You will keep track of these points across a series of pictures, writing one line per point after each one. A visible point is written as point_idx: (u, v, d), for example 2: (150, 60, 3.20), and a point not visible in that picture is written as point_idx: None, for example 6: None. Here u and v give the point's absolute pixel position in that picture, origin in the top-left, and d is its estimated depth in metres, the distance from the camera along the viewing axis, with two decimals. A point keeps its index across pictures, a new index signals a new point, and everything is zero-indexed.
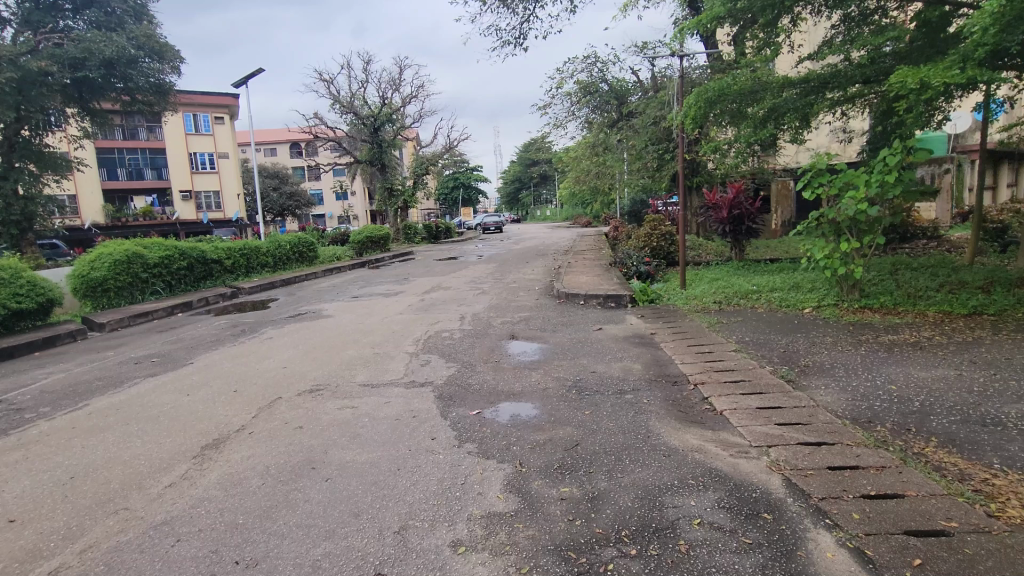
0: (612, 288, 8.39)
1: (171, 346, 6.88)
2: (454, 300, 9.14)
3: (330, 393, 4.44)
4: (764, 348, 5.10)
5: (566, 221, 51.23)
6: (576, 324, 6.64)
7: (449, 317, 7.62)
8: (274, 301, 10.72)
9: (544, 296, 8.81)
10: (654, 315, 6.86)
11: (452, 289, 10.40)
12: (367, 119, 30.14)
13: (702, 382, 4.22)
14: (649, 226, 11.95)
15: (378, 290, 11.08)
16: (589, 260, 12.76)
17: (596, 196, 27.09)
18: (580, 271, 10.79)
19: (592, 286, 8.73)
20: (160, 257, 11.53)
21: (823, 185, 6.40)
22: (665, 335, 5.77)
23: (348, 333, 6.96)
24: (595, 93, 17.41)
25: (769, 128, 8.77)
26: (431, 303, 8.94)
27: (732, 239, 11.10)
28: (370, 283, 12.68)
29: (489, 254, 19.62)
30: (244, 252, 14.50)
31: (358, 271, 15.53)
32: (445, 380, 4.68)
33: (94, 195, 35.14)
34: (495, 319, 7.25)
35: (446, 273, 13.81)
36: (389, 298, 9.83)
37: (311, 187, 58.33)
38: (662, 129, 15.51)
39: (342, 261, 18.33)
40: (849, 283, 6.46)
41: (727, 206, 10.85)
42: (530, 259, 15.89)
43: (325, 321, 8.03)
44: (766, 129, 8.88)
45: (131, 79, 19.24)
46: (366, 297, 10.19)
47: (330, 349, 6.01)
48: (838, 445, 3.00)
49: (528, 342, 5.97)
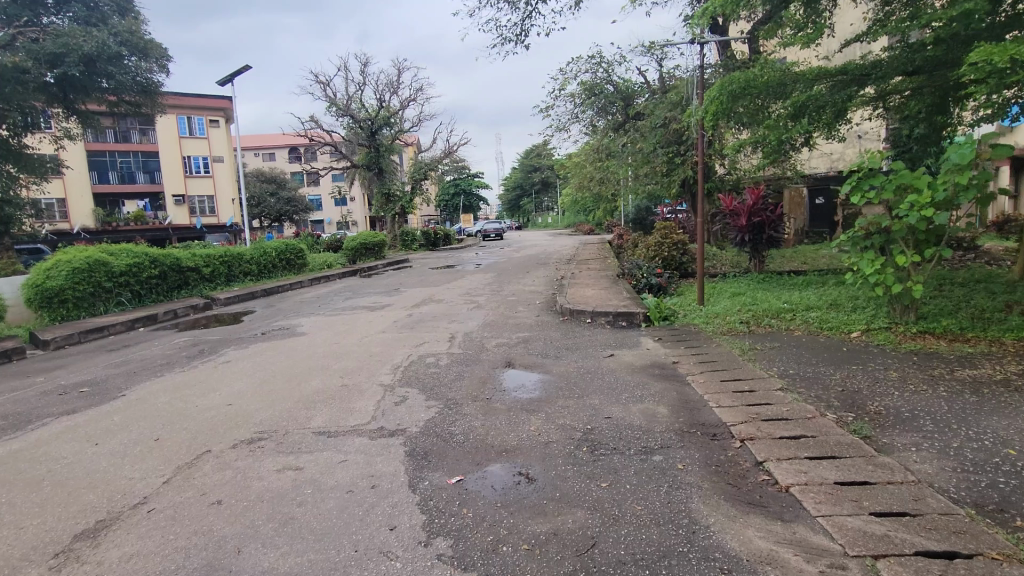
0: (622, 304, 7.45)
1: (112, 370, 5.94)
2: (446, 315, 8.20)
3: (273, 447, 3.48)
4: (817, 387, 4.12)
5: (567, 229, 50.54)
6: (582, 349, 5.68)
7: (437, 337, 6.66)
8: (249, 314, 9.78)
9: (546, 312, 7.88)
10: (673, 339, 5.92)
11: (444, 303, 9.46)
12: (364, 122, 29.31)
13: (751, 438, 3.26)
14: (660, 234, 11.00)
15: (364, 303, 10.15)
16: (594, 270, 11.84)
17: (600, 203, 26.25)
18: (585, 283, 9.84)
19: (599, 302, 7.76)
20: (128, 264, 10.63)
21: (874, 188, 5.44)
22: (692, 365, 4.82)
23: (318, 356, 6.00)
24: (600, 94, 16.53)
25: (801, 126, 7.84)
26: (419, 319, 7.99)
27: (752, 249, 10.15)
28: (358, 293, 11.75)
29: (487, 262, 18.69)
30: (224, 260, 13.62)
31: (349, 280, 14.64)
32: (420, 426, 3.72)
33: (83, 201, 34.38)
34: (489, 341, 6.29)
35: (439, 283, 12.86)
36: (374, 313, 8.87)
37: (309, 193, 57.62)
38: (672, 131, 14.60)
39: (333, 269, 17.43)
40: (904, 303, 5.50)
41: (746, 213, 9.89)
42: (530, 269, 15.00)
43: (297, 340, 7.07)
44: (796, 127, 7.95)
45: (114, 78, 18.42)
46: (349, 311, 9.25)
47: (291, 379, 5.05)
48: (979, 562, 2.03)
49: (527, 372, 5.01)
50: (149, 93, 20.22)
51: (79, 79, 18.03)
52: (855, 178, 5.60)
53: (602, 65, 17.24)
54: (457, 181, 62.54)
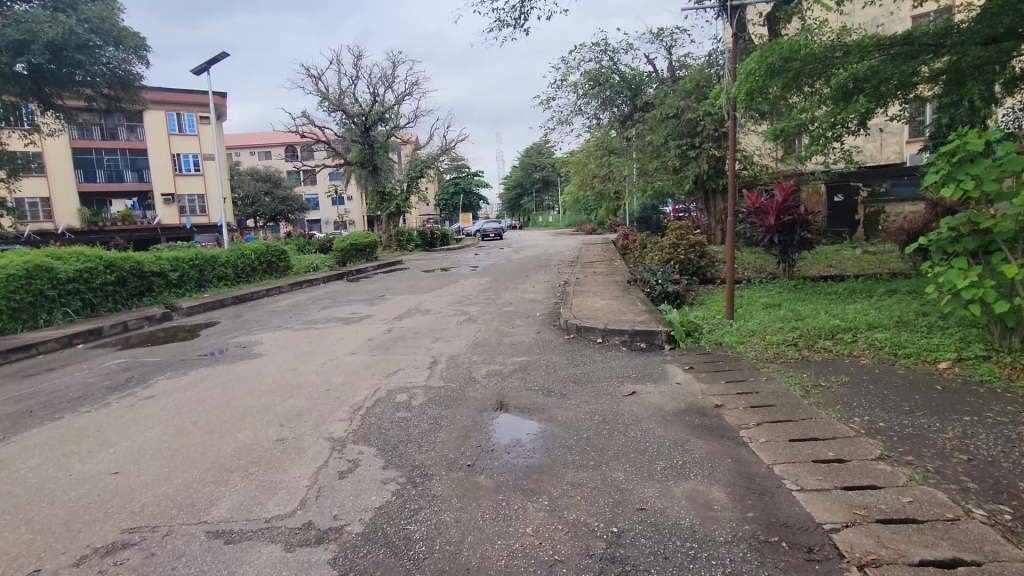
0: (637, 319, 6.27)
1: (7, 406, 4.78)
2: (432, 330, 7.03)
3: (135, 567, 2.29)
4: (933, 456, 2.91)
5: (569, 229, 49.26)
6: (594, 383, 4.48)
7: (416, 363, 5.47)
8: (209, 328, 8.62)
9: (548, 327, 6.70)
10: (706, 367, 4.73)
11: (430, 314, 8.29)
12: (357, 117, 28.13)
13: (873, 562, 2.06)
14: (674, 235, 9.82)
15: (342, 313, 8.98)
16: (602, 275, 10.66)
17: (603, 201, 25.05)
18: (591, 291, 8.67)
19: (609, 315, 6.57)
20: (77, 270, 9.47)
21: (972, 177, 4.21)
22: (745, 414, 3.61)
23: (265, 389, 4.82)
24: (605, 83, 15.29)
25: (849, 108, 6.58)
26: (398, 336, 6.81)
27: (781, 251, 8.94)
28: (339, 301, 10.56)
29: (485, 264, 17.53)
30: (196, 263, 12.47)
31: (332, 285, 13.47)
32: (364, 525, 2.52)
33: (69, 199, 33.52)
34: (478, 369, 5.10)
35: (430, 289, 11.66)
36: (349, 327, 7.68)
37: (306, 192, 56.45)
38: (685, 122, 13.09)
39: (319, 272, 16.26)
40: (1007, 325, 4.30)
41: (775, 210, 8.65)
42: (531, 272, 13.82)
43: (249, 363, 5.91)
44: (842, 109, 6.70)
45: (85, 69, 17.30)
46: (321, 324, 8.06)
47: (216, 428, 3.87)
48: None
49: (523, 419, 3.82)
50: (124, 85, 19.08)
51: (47, 70, 16.86)
52: (942, 165, 4.39)
53: (607, 53, 16.03)
54: (456, 180, 61.37)
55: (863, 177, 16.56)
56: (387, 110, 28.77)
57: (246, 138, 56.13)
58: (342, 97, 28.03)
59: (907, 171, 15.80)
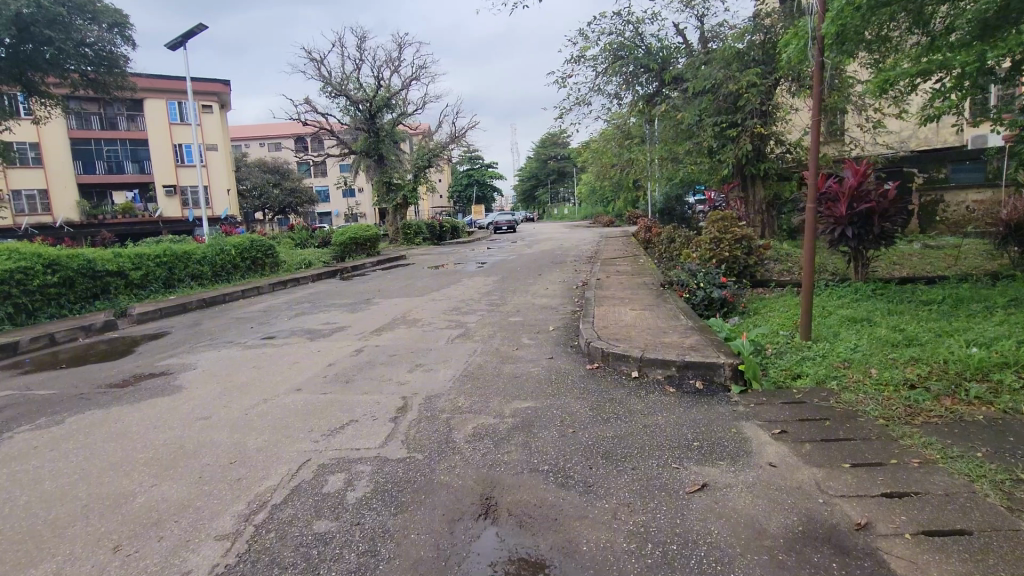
0: (685, 340, 4.61)
1: None
2: (412, 352, 5.43)
3: None
4: None
5: (586, 220, 47.72)
6: (633, 459, 2.86)
7: (376, 410, 3.87)
8: (152, 342, 7.13)
9: (563, 350, 5.10)
10: (805, 426, 3.11)
11: (416, 327, 6.69)
12: (361, 103, 26.62)
13: None
14: (715, 225, 8.09)
15: (313, 322, 7.41)
16: (627, 275, 9.04)
17: (621, 192, 23.25)
18: (618, 296, 7.05)
19: (642, 333, 4.95)
20: (6, 271, 8.04)
21: None
22: (922, 558, 1.97)
23: (143, 457, 3.27)
24: (627, 55, 13.50)
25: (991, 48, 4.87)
26: (366, 359, 5.22)
27: (852, 247, 7.24)
28: (318, 305, 9.03)
29: (492, 261, 15.84)
30: (164, 262, 11.03)
31: (321, 285, 11.97)
32: None
33: (68, 191, 32.46)
34: (462, 426, 3.50)
35: (428, 290, 10.10)
36: (313, 345, 6.10)
37: (316, 184, 55.24)
38: (721, 97, 11.36)
39: (311, 269, 14.81)
40: None
41: (846, 197, 6.94)
42: (545, 270, 12.24)
43: (158, 402, 4.37)
44: (981, 48, 5.05)
45: (58, 47, 15.84)
46: (282, 339, 6.49)
47: (5, 553, 2.32)
48: None
49: (518, 548, 2.21)
50: (104, 67, 17.62)
51: (16, 50, 15.47)
52: None
53: (629, 24, 14.26)
54: (468, 172, 59.81)
55: (916, 162, 14.47)
56: (392, 96, 27.18)
57: (255, 129, 54.93)
58: (346, 82, 26.59)
59: (971, 154, 13.82)
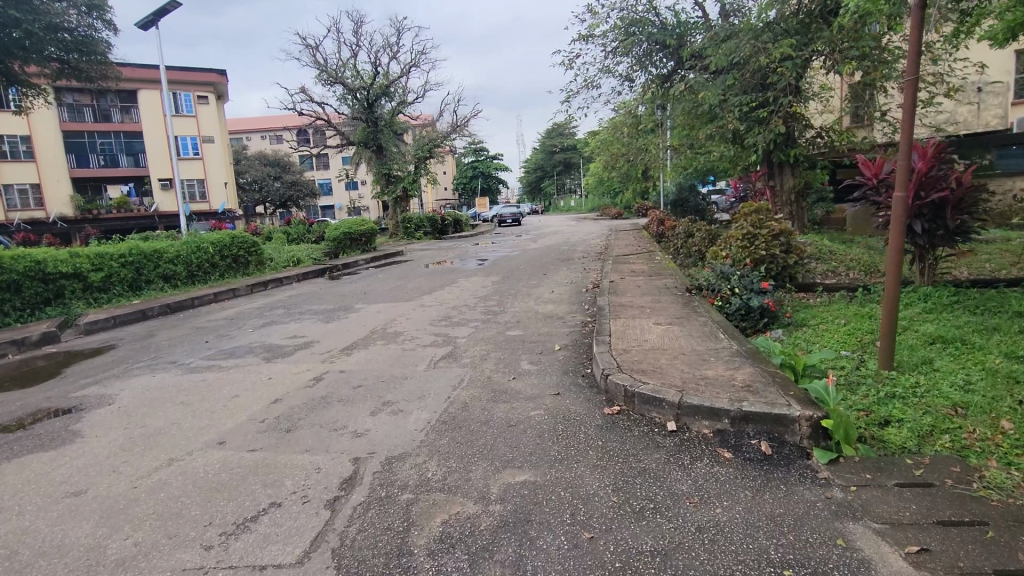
0: (734, 373, 3.50)
1: None
2: (382, 381, 4.33)
3: None
4: None
5: (593, 213, 46.71)
6: None
7: (313, 483, 2.76)
8: (89, 361, 6.04)
9: (573, 381, 4.00)
10: (955, 541, 2.00)
11: (395, 343, 5.58)
12: (359, 91, 25.51)
13: None
14: (747, 219, 7.01)
15: (278, 336, 6.31)
16: (644, 277, 7.92)
17: (630, 183, 22.07)
18: (638, 304, 5.93)
19: (676, 361, 3.85)
20: None
21: None
22: None
23: None
24: (641, 30, 12.24)
25: None
26: (322, 393, 4.10)
27: (919, 244, 6.06)
28: (294, 311, 7.93)
29: (494, 257, 14.77)
30: (130, 261, 9.98)
31: (307, 286, 10.94)
32: None
33: (61, 185, 31.35)
34: (426, 521, 2.37)
35: (420, 292, 9.01)
36: (267, 368, 4.99)
37: (319, 177, 54.23)
38: (749, 72, 10.14)
39: (299, 268, 13.79)
40: None
41: (915, 183, 5.75)
42: (551, 268, 11.15)
43: (32, 461, 3.26)
44: None
45: (26, 31, 14.46)
46: (234, 359, 5.38)
47: None
48: None
49: None
50: (80, 52, 16.30)
51: None
52: None
53: None
54: (473, 164, 58.70)
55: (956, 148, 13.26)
56: (390, 83, 26.03)
57: (256, 122, 53.88)
58: (343, 70, 25.55)
59: (1017, 137, 12.58)
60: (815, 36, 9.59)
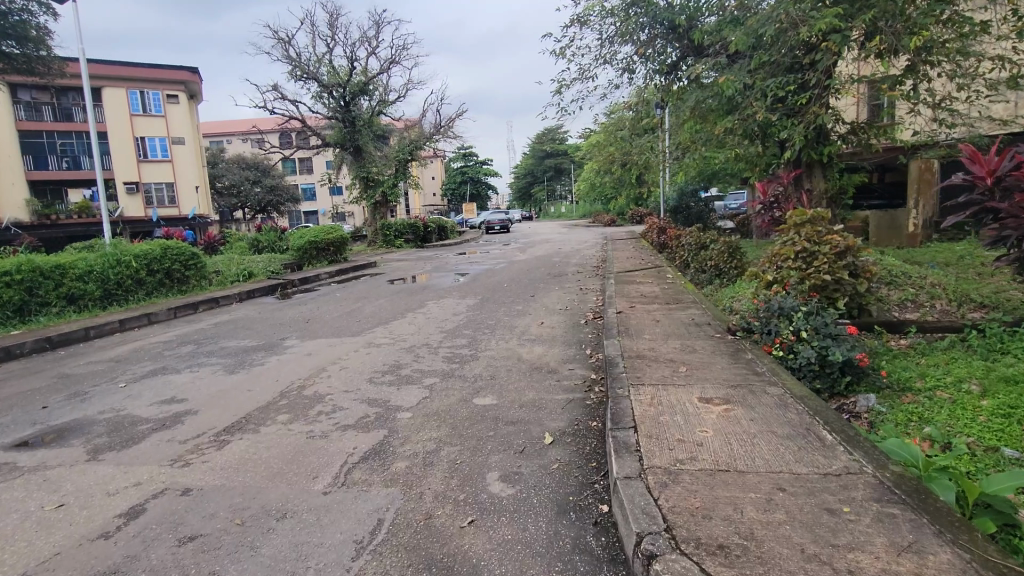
0: (920, 570, 1.68)
1: None
2: (238, 525, 2.43)
3: None
4: None
5: (584, 219, 45.13)
6: None
7: None
8: None
9: (581, 543, 2.16)
10: None
11: (303, 420, 3.69)
12: (334, 89, 23.58)
13: None
14: (801, 232, 5.25)
15: (148, 400, 4.36)
16: (661, 307, 6.09)
17: (626, 189, 20.31)
18: (666, 358, 4.10)
19: (776, 513, 2.02)
20: None
21: None
22: None
23: None
24: (645, 8, 10.39)
25: None
26: (114, 564, 2.19)
27: None
28: (202, 352, 5.98)
29: (477, 271, 12.93)
30: (20, 280, 8.04)
31: (245, 309, 9.02)
32: None
33: (15, 189, 28.86)
34: None
35: (375, 322, 7.12)
36: (78, 475, 3.05)
37: (300, 182, 52.13)
38: (781, 52, 8.38)
39: (250, 285, 11.82)
40: None
41: None
42: (542, 287, 9.28)
43: None
44: None
45: None
46: (48, 450, 3.43)
47: None
48: None
49: None
50: (15, 40, 13.04)
51: None
52: None
53: None
54: (462, 169, 56.80)
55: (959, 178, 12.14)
56: (369, 81, 24.17)
57: (234, 125, 51.59)
58: (317, 66, 23.64)
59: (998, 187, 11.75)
60: (865, 4, 7.82)
